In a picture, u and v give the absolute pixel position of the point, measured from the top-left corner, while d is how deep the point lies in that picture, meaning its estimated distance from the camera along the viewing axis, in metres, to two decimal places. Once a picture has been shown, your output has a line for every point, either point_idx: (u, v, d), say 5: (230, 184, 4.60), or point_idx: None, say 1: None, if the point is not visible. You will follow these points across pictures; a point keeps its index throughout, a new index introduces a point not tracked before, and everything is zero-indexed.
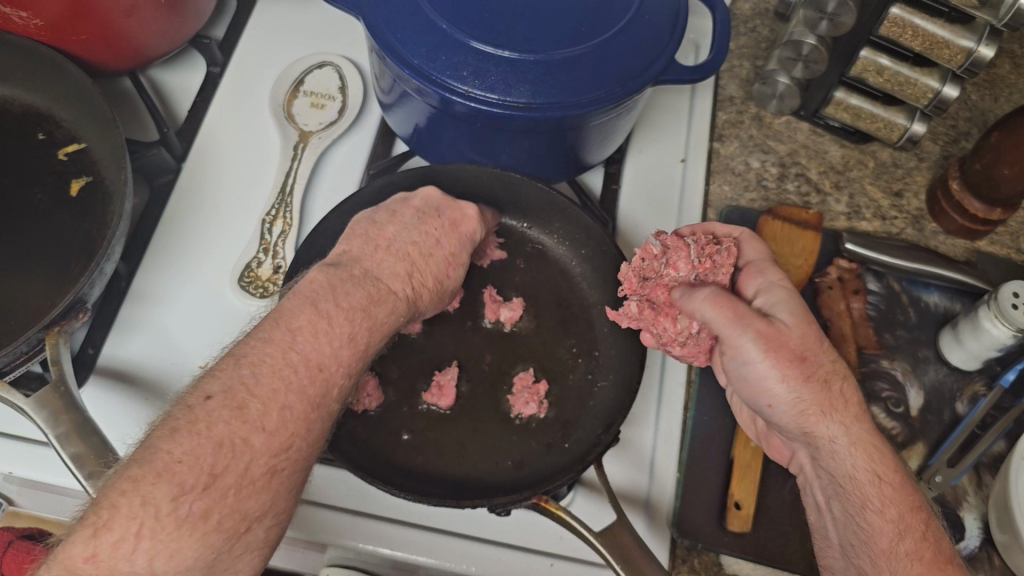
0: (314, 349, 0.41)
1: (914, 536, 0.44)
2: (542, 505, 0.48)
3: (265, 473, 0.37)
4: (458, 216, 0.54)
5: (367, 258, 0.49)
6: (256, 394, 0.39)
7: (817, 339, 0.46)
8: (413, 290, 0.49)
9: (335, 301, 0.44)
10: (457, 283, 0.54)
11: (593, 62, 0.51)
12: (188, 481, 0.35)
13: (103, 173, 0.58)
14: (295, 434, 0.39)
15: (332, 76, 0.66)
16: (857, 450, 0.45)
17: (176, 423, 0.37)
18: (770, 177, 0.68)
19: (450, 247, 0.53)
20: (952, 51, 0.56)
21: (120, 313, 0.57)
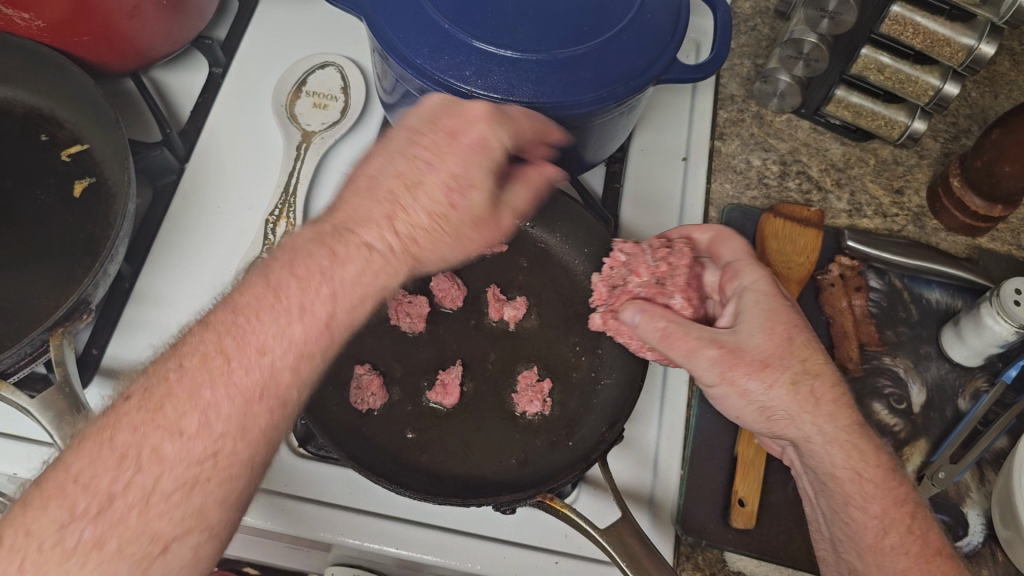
0: (254, 333, 0.37)
1: (898, 529, 0.46)
2: (546, 503, 0.48)
3: (179, 487, 0.35)
4: (457, 125, 0.44)
5: (345, 205, 0.42)
6: (173, 393, 0.36)
7: (779, 345, 0.48)
8: (398, 236, 0.41)
9: (291, 270, 0.39)
10: (472, 211, 0.43)
11: (594, 62, 0.51)
12: (80, 505, 0.33)
13: (106, 173, 0.58)
14: (223, 436, 0.36)
15: (334, 76, 0.66)
16: (833, 448, 0.47)
17: (86, 432, 0.35)
18: (771, 175, 0.68)
19: (447, 165, 0.43)
20: (952, 49, 0.56)
21: (123, 314, 0.57)
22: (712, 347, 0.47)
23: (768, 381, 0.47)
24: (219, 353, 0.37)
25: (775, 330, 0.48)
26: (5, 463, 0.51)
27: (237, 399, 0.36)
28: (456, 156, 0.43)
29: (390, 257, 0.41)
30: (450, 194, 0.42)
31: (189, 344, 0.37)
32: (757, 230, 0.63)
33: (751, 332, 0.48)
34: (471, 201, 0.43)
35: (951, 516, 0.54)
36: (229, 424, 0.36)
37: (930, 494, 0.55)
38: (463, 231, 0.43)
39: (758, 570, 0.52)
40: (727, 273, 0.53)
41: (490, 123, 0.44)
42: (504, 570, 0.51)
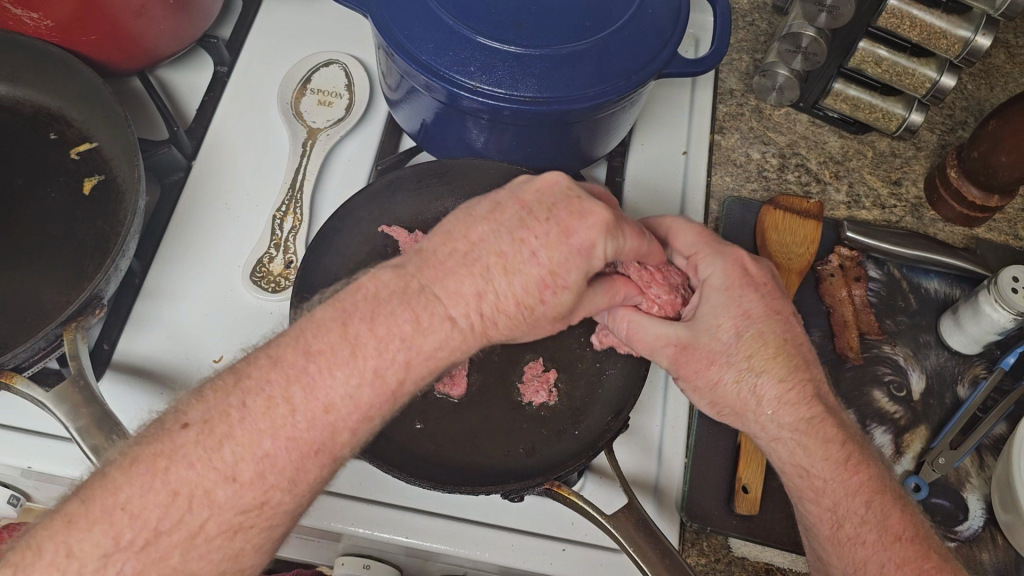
0: (322, 388, 0.37)
1: (853, 520, 0.45)
2: (555, 490, 0.49)
3: (223, 531, 0.36)
4: (573, 222, 0.42)
5: (437, 263, 0.41)
6: (235, 434, 0.36)
7: (730, 340, 0.47)
8: (481, 317, 0.40)
9: (370, 326, 0.38)
10: (557, 309, 0.42)
11: (596, 57, 0.52)
12: (125, 535, 0.34)
13: (115, 172, 0.59)
14: (274, 487, 0.37)
15: (339, 74, 0.67)
16: (779, 445, 0.47)
17: (139, 454, 0.36)
18: (771, 168, 0.69)
19: (552, 261, 0.41)
20: (949, 41, 0.57)
21: (134, 309, 0.57)
22: (667, 345, 0.48)
23: (713, 380, 0.47)
24: (284, 400, 0.37)
25: (722, 325, 0.48)
26: (19, 456, 0.52)
27: (294, 452, 0.37)
28: (565, 252, 0.41)
29: (469, 335, 0.40)
30: (543, 290, 0.41)
31: (253, 378, 0.37)
32: (758, 222, 0.64)
33: (703, 329, 0.48)
34: (559, 298, 0.42)
35: (951, 501, 0.55)
36: (282, 477, 0.37)
37: (930, 480, 0.55)
38: (541, 322, 0.43)
39: (761, 554, 0.53)
40: (691, 266, 0.52)
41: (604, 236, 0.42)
42: (511, 557, 0.52)
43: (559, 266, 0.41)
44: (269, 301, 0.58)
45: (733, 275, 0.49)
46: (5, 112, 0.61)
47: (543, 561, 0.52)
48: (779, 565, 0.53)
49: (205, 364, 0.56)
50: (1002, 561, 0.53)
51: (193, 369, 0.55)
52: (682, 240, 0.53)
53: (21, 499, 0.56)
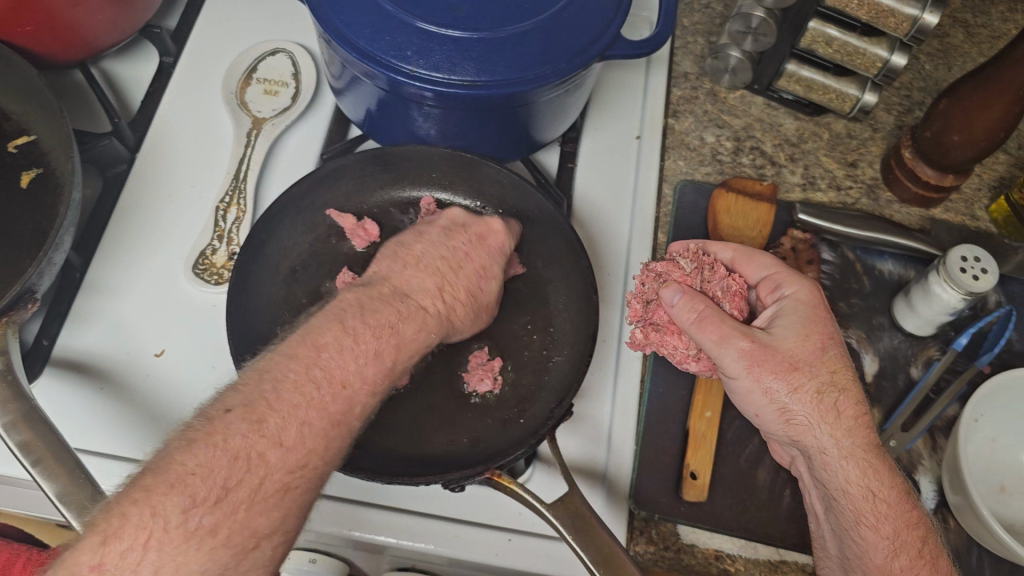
0: (339, 367, 0.42)
1: (910, 553, 0.46)
2: (495, 480, 0.48)
3: (278, 490, 0.38)
4: (485, 229, 0.54)
5: (399, 275, 0.50)
6: (275, 408, 0.39)
7: (815, 354, 0.49)
8: (445, 304, 0.49)
9: (362, 319, 0.44)
10: (491, 297, 0.53)
11: (536, 39, 0.51)
12: (200, 493, 0.35)
13: (54, 165, 0.58)
14: (312, 450, 0.39)
15: (285, 63, 0.66)
16: (849, 464, 0.47)
17: (193, 434, 0.37)
18: (725, 152, 0.68)
19: (482, 257, 0.53)
20: (897, 19, 0.56)
21: (74, 304, 0.57)
22: (743, 338, 0.48)
23: (794, 383, 0.48)
24: (309, 381, 0.40)
25: (810, 336, 0.50)
26: None
27: (325, 420, 0.40)
28: (490, 251, 0.53)
29: (435, 320, 0.48)
30: (481, 278, 0.52)
31: (276, 370, 0.41)
32: (709, 204, 0.64)
33: (784, 337, 0.49)
34: (493, 286, 0.53)
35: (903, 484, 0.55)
36: (319, 442, 0.39)
37: None
38: (480, 315, 0.52)
39: (711, 541, 0.52)
40: (766, 287, 0.54)
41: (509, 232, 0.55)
42: (456, 548, 0.51)
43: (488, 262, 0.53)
44: (211, 293, 0.57)
45: (814, 294, 0.52)
46: None
47: (488, 551, 0.51)
48: (729, 552, 0.52)
49: (146, 358, 0.55)
50: (954, 543, 0.53)
51: (134, 364, 0.55)
52: (756, 265, 0.55)
53: None
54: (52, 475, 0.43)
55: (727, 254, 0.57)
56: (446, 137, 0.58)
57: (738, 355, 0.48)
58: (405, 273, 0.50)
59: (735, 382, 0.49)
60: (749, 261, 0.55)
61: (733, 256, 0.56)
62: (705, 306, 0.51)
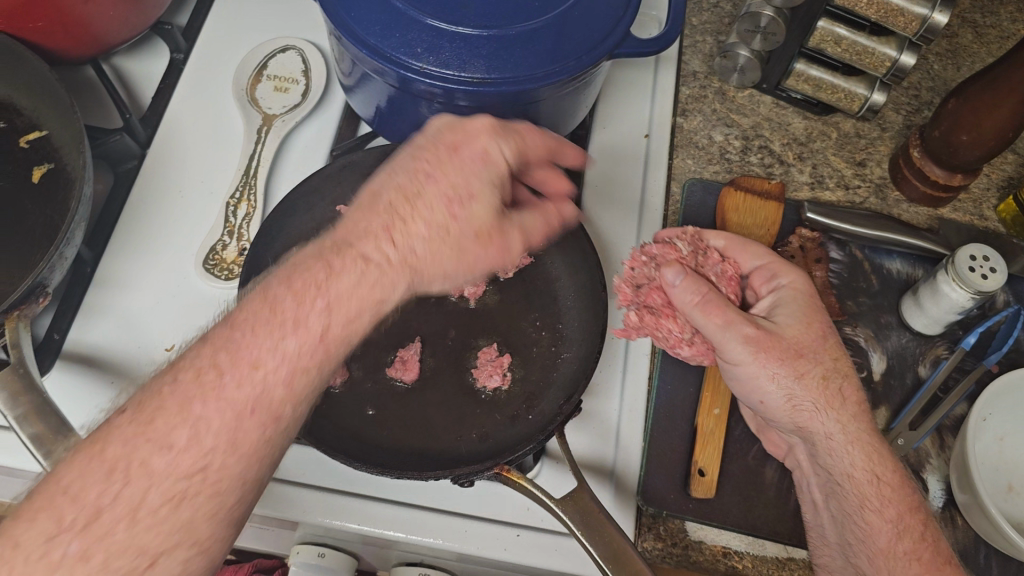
0: (249, 347, 0.37)
1: (913, 536, 0.47)
2: (504, 475, 0.48)
3: (167, 501, 0.34)
4: (459, 139, 0.45)
5: (349, 219, 0.43)
6: (169, 403, 0.35)
7: (814, 340, 0.51)
8: (397, 248, 0.42)
9: (288, 286, 0.39)
10: (474, 223, 0.44)
11: (547, 38, 0.51)
12: (67, 516, 0.32)
13: (64, 159, 0.57)
14: (212, 450, 0.35)
15: (296, 60, 0.67)
16: (854, 449, 0.49)
17: (78, 446, 0.35)
18: (733, 150, 0.68)
19: (448, 176, 0.44)
20: (907, 18, 0.56)
21: (85, 299, 0.57)
22: (749, 325, 0.50)
23: (800, 370, 0.50)
24: (212, 368, 0.37)
25: (812, 324, 0.52)
26: None
27: (229, 413, 0.36)
28: (457, 165, 0.44)
29: (387, 268, 0.41)
30: (449, 204, 0.43)
31: (188, 357, 0.37)
32: (718, 202, 0.64)
33: (787, 325, 0.51)
34: (472, 212, 0.44)
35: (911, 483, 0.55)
36: (219, 438, 0.35)
37: None
38: (464, 246, 0.44)
39: (719, 538, 0.53)
40: (760, 275, 0.57)
41: (495, 137, 0.46)
42: (465, 543, 0.51)
43: (460, 183, 0.44)
44: (222, 289, 0.57)
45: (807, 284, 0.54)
46: None
47: (497, 547, 0.51)
48: (736, 549, 0.52)
49: (157, 352, 0.55)
50: (962, 541, 0.53)
51: (145, 358, 0.55)
52: (750, 256, 0.57)
53: None
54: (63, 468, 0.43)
55: (718, 242, 0.59)
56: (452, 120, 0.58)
57: (744, 341, 0.49)
58: (354, 218, 0.43)
59: (738, 368, 0.50)
60: (743, 251, 0.58)
61: (724, 244, 0.59)
62: (708, 290, 0.51)
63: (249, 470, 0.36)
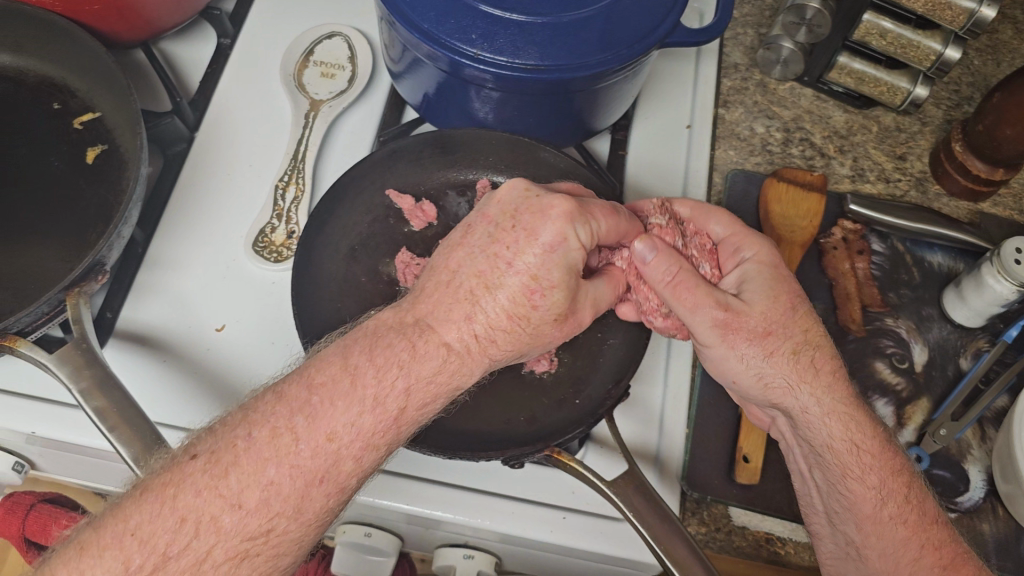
0: (325, 419, 0.39)
1: (897, 500, 0.48)
2: (554, 457, 0.49)
3: (230, 557, 0.37)
4: (536, 224, 0.45)
5: (427, 296, 0.45)
6: (242, 460, 0.38)
7: (779, 313, 0.49)
8: (477, 339, 0.44)
9: (369, 356, 0.41)
10: (553, 309, 0.45)
11: (599, 26, 0.52)
12: (133, 560, 0.36)
13: (119, 140, 0.59)
14: (278, 514, 0.38)
15: (342, 46, 0.67)
16: (832, 420, 0.48)
17: (150, 485, 0.38)
18: (775, 142, 0.69)
19: (529, 265, 0.45)
20: (954, 12, 0.57)
21: (137, 278, 0.58)
22: (717, 308, 0.48)
23: (770, 348, 0.48)
24: (288, 430, 0.39)
25: (779, 299, 0.49)
26: (24, 422, 0.52)
27: (298, 480, 0.39)
28: (537, 255, 0.45)
29: (466, 356, 0.44)
30: (529, 295, 0.44)
31: (260, 412, 0.40)
32: (761, 193, 0.64)
33: (755, 301, 0.49)
34: (550, 299, 0.45)
35: (953, 473, 0.55)
36: (287, 504, 0.38)
37: (930, 451, 0.55)
38: (541, 328, 0.46)
39: (762, 524, 0.53)
40: (725, 249, 0.54)
41: (571, 224, 0.45)
42: (513, 525, 0.52)
43: (538, 271, 0.44)
44: (271, 271, 0.58)
45: (768, 256, 0.51)
46: (9, 82, 0.61)
47: (543, 528, 0.52)
48: (779, 535, 0.53)
49: (207, 332, 0.56)
50: (1002, 532, 0.54)
51: (197, 337, 0.56)
52: (715, 223, 0.55)
53: (25, 467, 0.59)
54: (128, 439, 0.44)
55: (684, 210, 0.56)
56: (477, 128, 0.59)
57: (712, 325, 0.48)
58: (436, 298, 0.45)
59: (710, 350, 0.49)
60: (712, 218, 0.55)
61: (690, 212, 0.56)
62: (680, 269, 0.49)
63: (306, 538, 0.39)
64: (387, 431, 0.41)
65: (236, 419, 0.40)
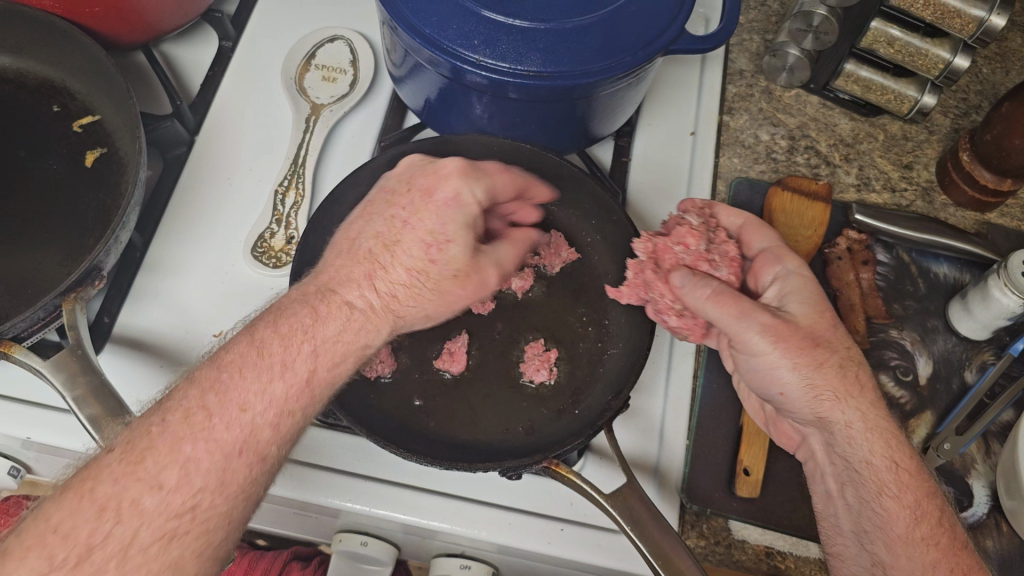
0: (236, 390, 0.40)
1: (930, 521, 0.47)
2: (552, 469, 0.48)
3: (156, 538, 0.37)
4: (432, 183, 0.49)
5: (331, 266, 0.48)
6: (155, 445, 0.38)
7: (826, 326, 0.49)
8: (378, 294, 0.46)
9: (275, 329, 0.43)
10: (451, 265, 0.48)
11: (603, 32, 0.51)
12: (59, 553, 0.35)
13: (117, 143, 0.59)
14: (200, 489, 0.38)
15: (343, 50, 0.67)
16: (873, 436, 0.48)
17: (70, 484, 0.37)
18: (779, 150, 0.68)
19: (427, 222, 0.48)
20: (964, 20, 0.56)
21: (135, 283, 0.57)
22: (765, 314, 0.49)
23: (818, 359, 0.48)
24: (200, 409, 0.40)
25: (823, 314, 0.50)
26: (20, 428, 0.52)
27: (216, 454, 0.39)
28: (436, 211, 0.48)
29: (370, 313, 0.46)
30: (427, 248, 0.47)
31: (175, 399, 0.40)
32: (766, 202, 0.63)
33: (801, 314, 0.49)
34: (448, 254, 0.48)
35: (956, 487, 0.55)
36: (208, 479, 0.38)
37: (934, 465, 0.55)
38: (443, 284, 0.48)
39: (762, 538, 0.53)
40: (764, 258, 0.54)
41: (463, 180, 0.49)
42: (510, 535, 0.51)
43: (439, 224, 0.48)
44: (270, 276, 0.58)
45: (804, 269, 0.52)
46: (10, 84, 0.61)
47: (541, 540, 0.51)
48: (780, 549, 0.52)
49: (204, 337, 0.56)
50: (1006, 548, 0.53)
51: (193, 342, 0.55)
52: (760, 237, 0.55)
53: (21, 472, 0.58)
54: None
55: (736, 221, 0.57)
56: (504, 126, 0.58)
57: (762, 331, 0.48)
58: (338, 264, 0.47)
59: (757, 358, 0.49)
60: (756, 232, 0.55)
61: (741, 224, 0.57)
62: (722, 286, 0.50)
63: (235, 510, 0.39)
64: (300, 397, 0.42)
65: (152, 409, 0.40)
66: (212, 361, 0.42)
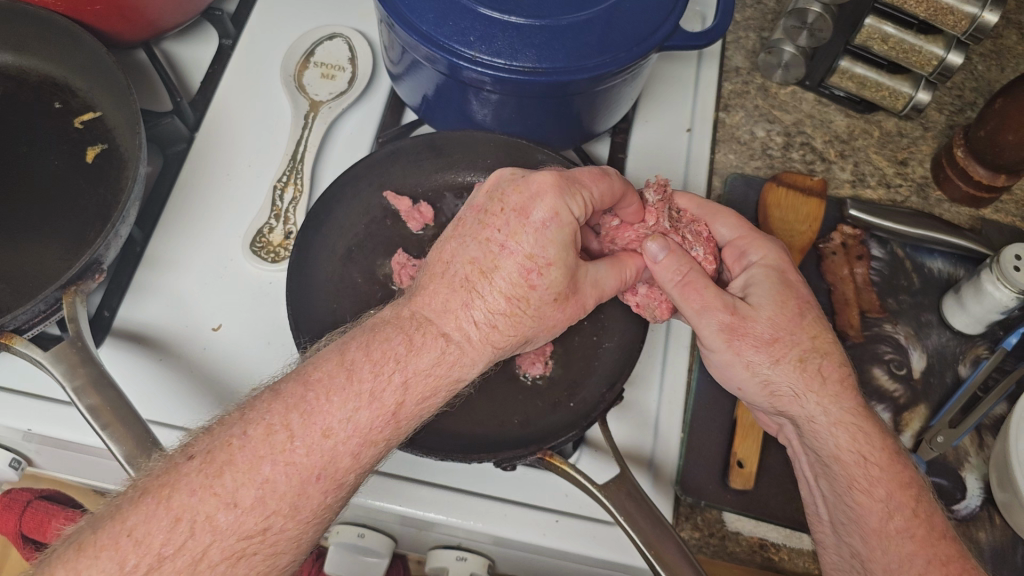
0: (321, 414, 0.40)
1: (904, 514, 0.46)
2: (547, 460, 0.49)
3: (226, 558, 0.37)
4: (526, 201, 0.46)
5: (424, 290, 0.46)
6: (238, 459, 0.39)
7: (787, 319, 0.49)
8: (485, 324, 0.44)
9: (367, 352, 0.42)
10: (552, 290, 0.45)
11: (599, 28, 0.51)
12: (129, 561, 0.36)
13: (118, 140, 0.59)
14: (274, 513, 0.38)
15: (342, 48, 0.67)
16: (838, 430, 0.48)
17: (147, 487, 0.38)
18: (775, 146, 0.69)
19: (524, 246, 0.45)
20: (956, 17, 0.56)
21: (134, 278, 0.58)
22: (724, 311, 0.48)
23: (776, 355, 0.48)
24: (284, 427, 0.39)
25: (786, 304, 0.50)
26: (21, 420, 0.52)
27: (294, 478, 0.39)
28: (531, 234, 0.45)
29: (466, 347, 0.44)
30: (526, 275, 0.45)
31: (257, 411, 0.40)
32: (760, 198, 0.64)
33: (757, 305, 0.49)
34: (548, 277, 0.45)
35: (949, 480, 0.55)
36: (283, 503, 0.39)
37: (928, 457, 0.55)
38: (542, 310, 0.46)
39: (756, 529, 0.53)
40: (731, 253, 0.55)
41: (561, 198, 0.46)
42: (506, 527, 0.52)
43: (536, 249, 0.45)
44: (269, 271, 0.58)
45: (780, 254, 0.53)
46: (12, 81, 0.62)
47: (536, 531, 0.52)
48: (774, 540, 0.53)
49: (202, 331, 0.56)
50: (999, 540, 0.53)
51: (192, 337, 0.56)
52: (722, 224, 0.55)
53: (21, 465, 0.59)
54: (120, 438, 0.44)
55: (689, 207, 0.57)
56: (498, 123, 0.59)
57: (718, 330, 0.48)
58: (431, 289, 0.45)
59: (715, 355, 0.50)
60: (716, 218, 0.56)
61: (697, 210, 0.57)
62: (690, 269, 0.50)
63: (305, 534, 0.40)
64: (384, 427, 0.41)
65: (234, 418, 0.41)
66: (298, 375, 0.41)
